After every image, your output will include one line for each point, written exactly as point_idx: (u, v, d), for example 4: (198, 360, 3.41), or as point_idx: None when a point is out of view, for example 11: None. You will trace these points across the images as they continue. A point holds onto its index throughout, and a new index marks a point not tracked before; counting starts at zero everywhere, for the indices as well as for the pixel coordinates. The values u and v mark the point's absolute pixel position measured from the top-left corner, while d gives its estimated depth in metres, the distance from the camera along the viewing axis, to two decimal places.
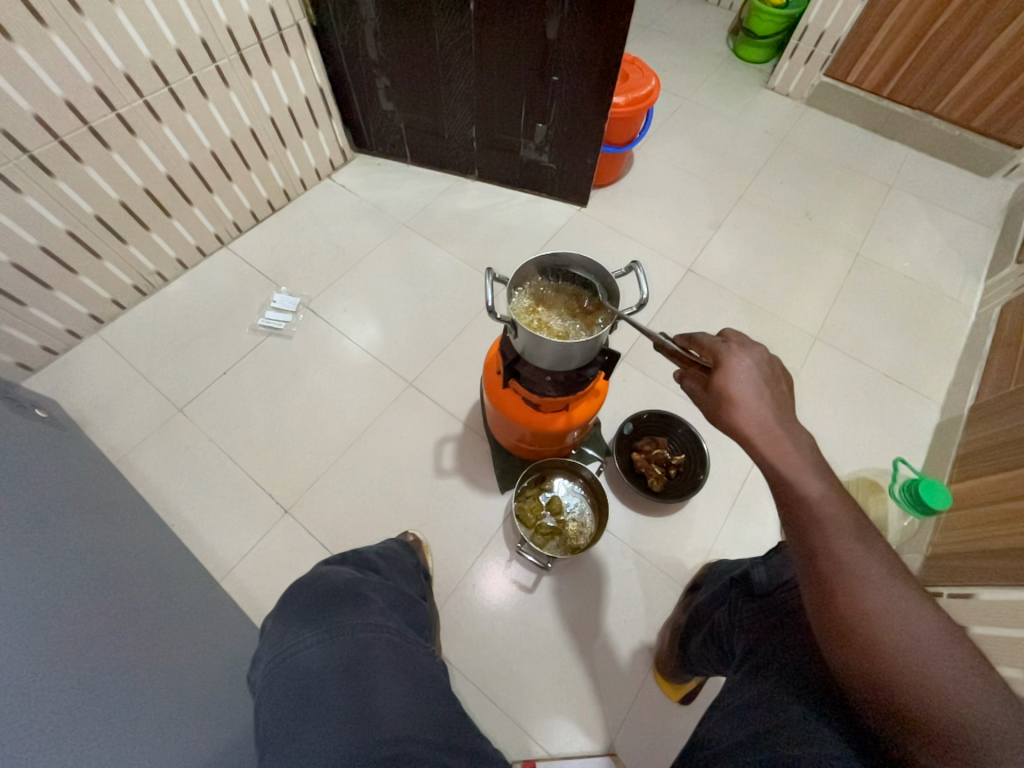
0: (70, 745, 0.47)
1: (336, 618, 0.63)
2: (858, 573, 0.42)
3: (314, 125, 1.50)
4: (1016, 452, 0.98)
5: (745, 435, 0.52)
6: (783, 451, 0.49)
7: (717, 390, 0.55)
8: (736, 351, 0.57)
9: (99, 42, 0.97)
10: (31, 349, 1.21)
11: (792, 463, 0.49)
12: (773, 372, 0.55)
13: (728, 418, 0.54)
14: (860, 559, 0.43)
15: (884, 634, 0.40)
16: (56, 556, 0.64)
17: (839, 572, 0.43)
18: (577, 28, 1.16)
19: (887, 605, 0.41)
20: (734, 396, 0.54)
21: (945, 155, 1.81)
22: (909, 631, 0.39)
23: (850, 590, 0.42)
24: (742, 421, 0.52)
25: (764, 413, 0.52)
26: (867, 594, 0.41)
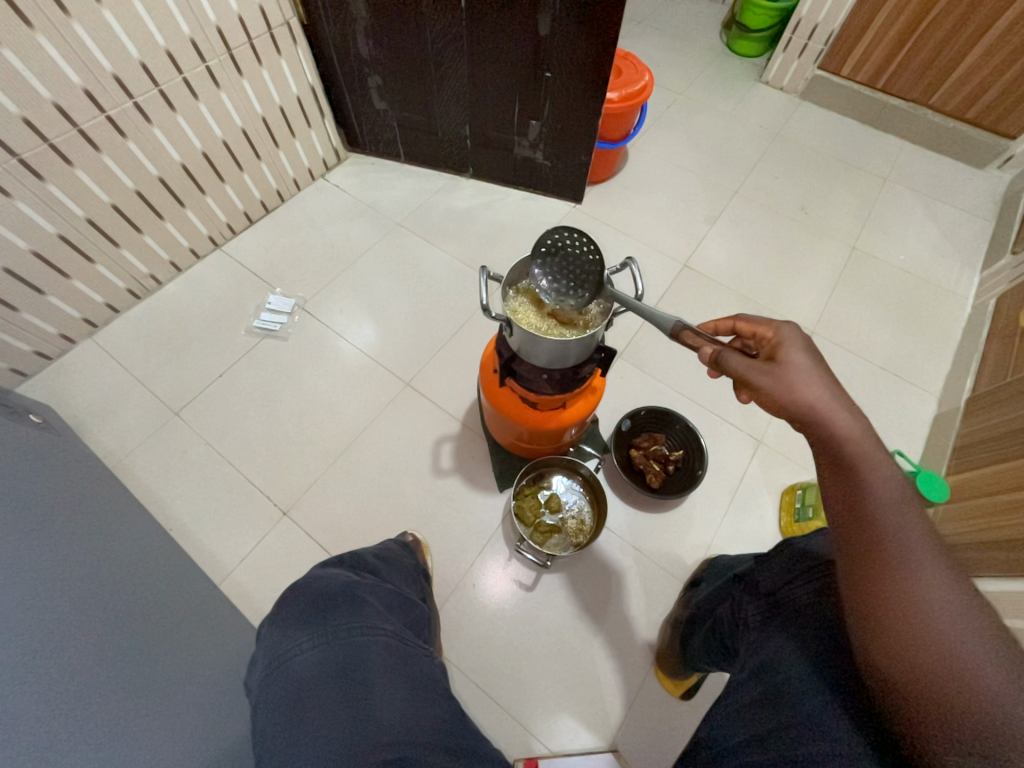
0: (71, 751, 0.47)
1: (331, 622, 0.62)
2: (919, 553, 0.41)
3: (306, 125, 1.49)
4: (1013, 444, 0.98)
5: (816, 407, 0.50)
6: (856, 425, 0.48)
7: (787, 362, 0.54)
8: (799, 332, 0.57)
9: (87, 43, 0.96)
10: (25, 354, 1.21)
11: (862, 439, 0.47)
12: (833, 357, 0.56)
13: (797, 389, 0.51)
14: (925, 541, 0.41)
15: (941, 619, 0.38)
16: (52, 562, 0.64)
17: (900, 551, 0.41)
18: (569, 23, 1.15)
19: (946, 590, 0.39)
20: (805, 369, 0.53)
21: (939, 147, 1.81)
22: (967, 619, 0.38)
23: (909, 570, 0.41)
24: (813, 393, 0.50)
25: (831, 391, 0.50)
26: (927, 576, 0.40)
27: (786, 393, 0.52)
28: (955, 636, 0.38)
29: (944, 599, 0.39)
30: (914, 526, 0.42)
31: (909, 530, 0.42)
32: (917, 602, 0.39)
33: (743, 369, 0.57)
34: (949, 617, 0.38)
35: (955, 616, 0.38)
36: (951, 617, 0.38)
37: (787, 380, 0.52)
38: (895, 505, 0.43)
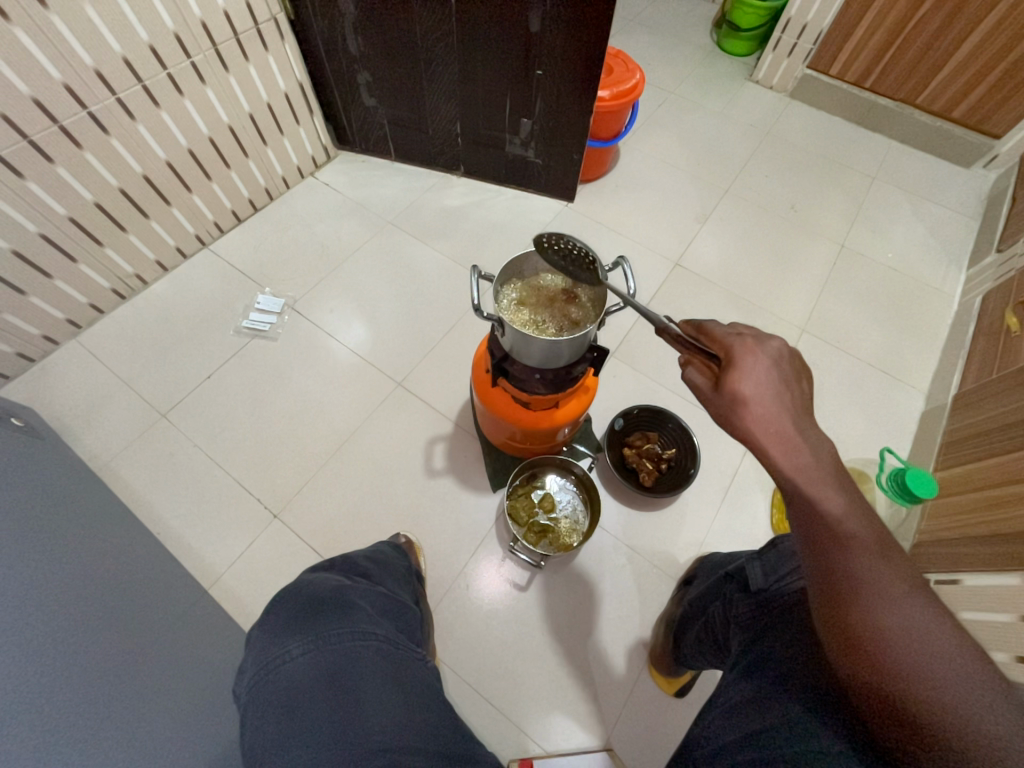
0: (64, 759, 0.47)
1: (321, 628, 0.61)
2: (868, 579, 0.41)
3: (295, 122, 1.48)
4: (1000, 440, 0.99)
5: (757, 438, 0.50)
6: (796, 455, 0.47)
7: (729, 388, 0.53)
8: (751, 350, 0.54)
9: (67, 37, 0.94)
10: (7, 356, 1.18)
11: (805, 470, 0.47)
12: (789, 372, 0.54)
13: (748, 418, 0.51)
14: (874, 566, 0.42)
15: (895, 640, 0.39)
16: (37, 569, 0.62)
17: (849, 576, 0.42)
18: (561, 20, 1.14)
19: (899, 615, 0.40)
20: (746, 396, 0.51)
21: (926, 146, 1.83)
22: (921, 639, 0.38)
23: (860, 596, 0.41)
24: (763, 423, 0.50)
25: (781, 418, 0.50)
26: (883, 603, 0.40)
27: (729, 423, 0.52)
28: (909, 657, 0.38)
29: (897, 620, 0.39)
30: (860, 552, 0.43)
31: (857, 557, 0.42)
32: (869, 627, 0.40)
33: (698, 388, 0.57)
34: (904, 639, 0.39)
35: (910, 638, 0.39)
36: (904, 640, 0.39)
37: (729, 409, 0.53)
38: (849, 535, 0.43)
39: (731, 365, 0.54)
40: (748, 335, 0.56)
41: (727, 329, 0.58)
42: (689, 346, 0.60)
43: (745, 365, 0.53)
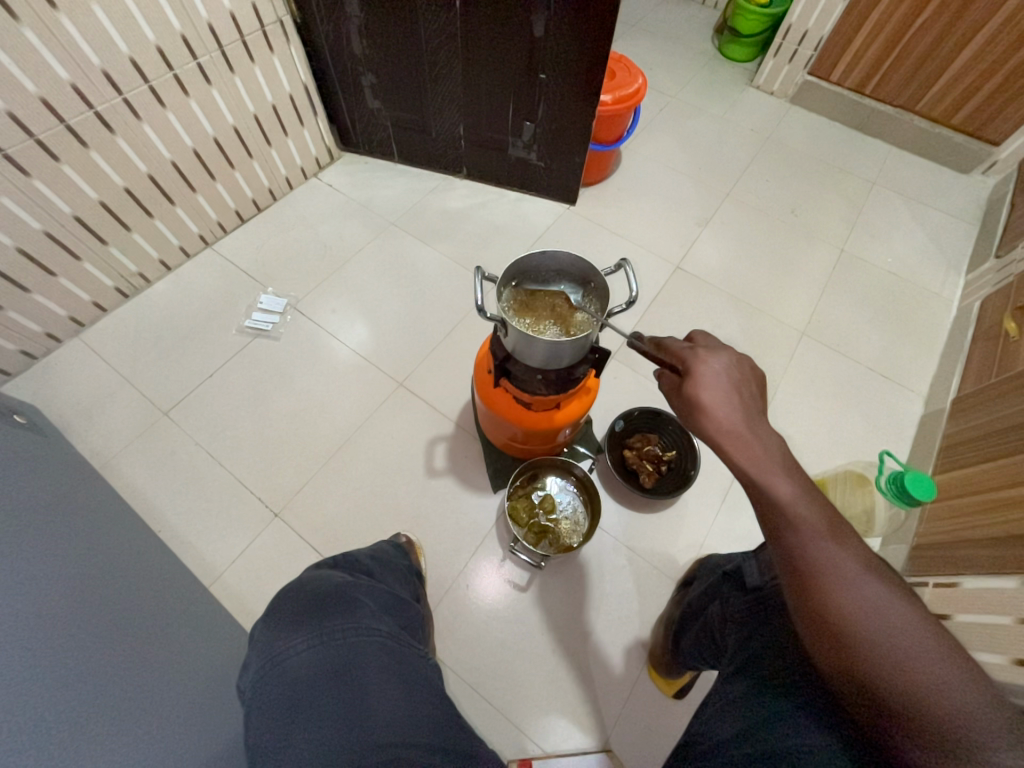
0: (69, 755, 0.47)
1: (325, 623, 0.62)
2: (831, 565, 0.42)
3: (299, 124, 1.48)
4: (999, 444, 0.99)
5: (716, 438, 0.51)
6: (752, 450, 0.48)
7: (687, 396, 0.54)
8: (703, 357, 0.56)
9: (74, 37, 0.95)
10: (9, 353, 1.18)
11: (761, 464, 0.47)
12: (742, 375, 0.54)
13: (705, 419, 0.52)
14: (834, 551, 0.42)
15: (864, 625, 0.39)
16: (38, 566, 0.62)
17: (812, 564, 0.43)
18: (565, 24, 1.15)
19: (862, 597, 0.40)
20: (701, 402, 0.53)
21: (925, 152, 1.84)
22: (887, 621, 0.39)
23: (824, 583, 0.42)
24: (719, 424, 0.51)
25: (733, 418, 0.51)
26: (846, 588, 0.41)
27: (692, 429, 0.53)
28: (879, 640, 0.39)
29: (863, 604, 0.40)
30: (819, 539, 0.43)
31: (816, 545, 0.43)
32: (836, 613, 0.41)
33: (667, 399, 0.59)
34: (871, 622, 0.39)
35: (877, 620, 0.39)
36: (872, 624, 0.39)
37: (691, 416, 0.54)
38: (806, 523, 0.44)
39: (688, 373, 0.55)
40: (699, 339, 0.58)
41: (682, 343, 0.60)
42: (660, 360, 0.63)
43: (699, 371, 0.55)
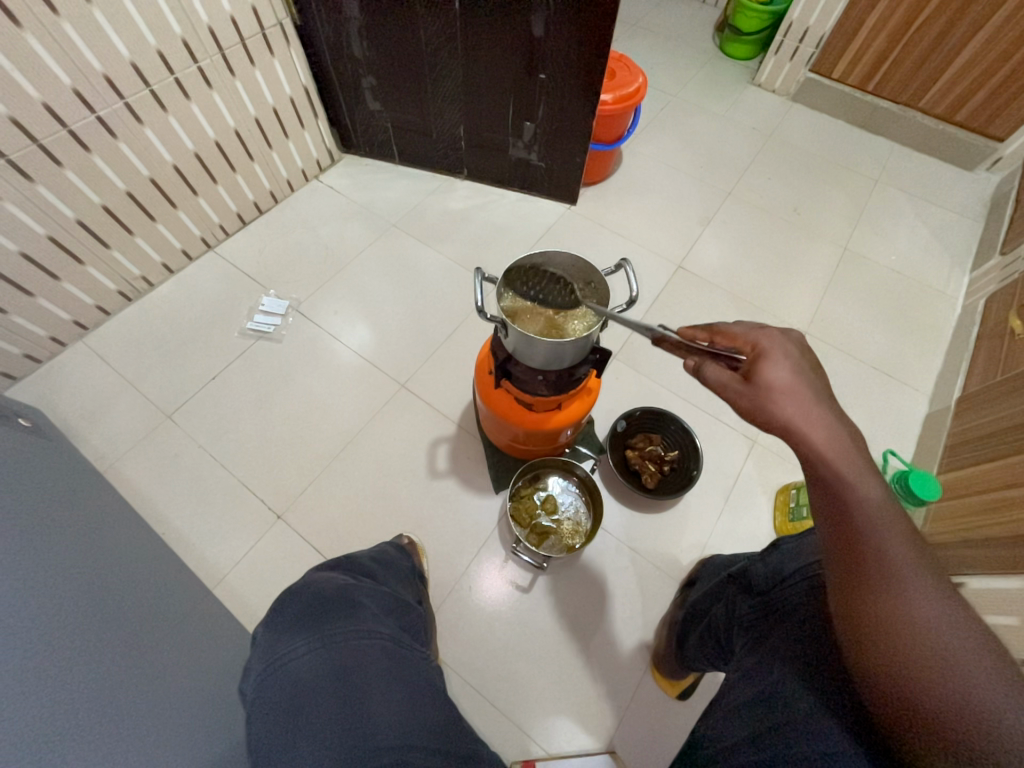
0: (73, 755, 0.48)
1: (326, 626, 0.62)
2: (904, 570, 0.40)
3: (300, 126, 1.49)
4: (1005, 442, 0.98)
5: (792, 426, 0.49)
6: (833, 444, 0.46)
7: (761, 378, 0.52)
8: (775, 338, 0.54)
9: (76, 42, 0.95)
10: (14, 357, 1.19)
11: (845, 457, 0.45)
12: (815, 361, 0.53)
13: (778, 404, 0.50)
14: (912, 557, 0.41)
15: (921, 634, 0.38)
16: (41, 568, 0.63)
17: (883, 566, 0.41)
18: (564, 24, 1.15)
19: (926, 608, 0.39)
20: (778, 387, 0.50)
21: (928, 149, 1.83)
22: (953, 635, 0.38)
23: (893, 585, 0.40)
24: (795, 409, 0.49)
25: (811, 403, 0.49)
26: (909, 595, 0.40)
27: (762, 412, 0.51)
28: (941, 652, 0.37)
29: (931, 613, 0.39)
30: (894, 541, 0.41)
31: (893, 544, 0.41)
32: (894, 618, 0.39)
33: (720, 384, 0.55)
34: (936, 633, 0.38)
35: (941, 632, 0.38)
36: (937, 634, 0.38)
37: (762, 399, 0.51)
38: (880, 523, 0.42)
39: (761, 358, 0.53)
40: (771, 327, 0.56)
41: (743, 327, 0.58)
42: (692, 350, 0.60)
43: (773, 353, 0.53)
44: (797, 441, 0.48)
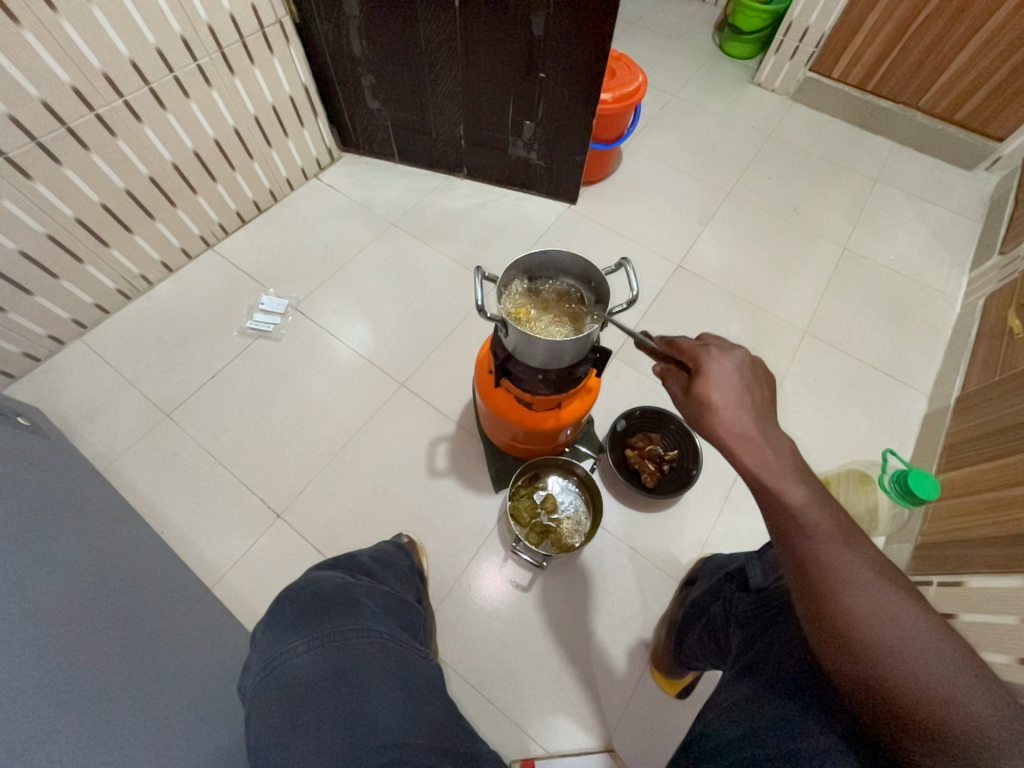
0: (71, 752, 0.48)
1: (324, 624, 0.62)
2: (842, 569, 0.42)
3: (300, 125, 1.49)
4: (1004, 442, 0.99)
5: (723, 441, 0.51)
6: (761, 458, 0.48)
7: (697, 393, 0.54)
8: (718, 357, 0.56)
9: (74, 40, 0.95)
10: (13, 355, 1.19)
11: (770, 468, 0.48)
12: (755, 379, 0.54)
13: (710, 421, 0.52)
14: (844, 554, 0.43)
15: (873, 628, 0.39)
16: (39, 567, 0.62)
17: (823, 569, 0.43)
18: (564, 23, 1.15)
19: (872, 602, 0.40)
20: (713, 402, 0.53)
21: (927, 149, 1.83)
22: (898, 626, 0.39)
23: (836, 586, 0.42)
24: (724, 426, 0.51)
25: (742, 420, 0.51)
26: (854, 593, 0.41)
27: (701, 427, 0.53)
28: (890, 645, 0.38)
29: (874, 608, 0.40)
30: (829, 541, 0.43)
31: (828, 546, 0.43)
32: (846, 617, 0.40)
33: (675, 398, 0.58)
34: (880, 627, 0.39)
35: (887, 625, 0.39)
36: (882, 628, 0.39)
37: (698, 414, 0.54)
38: (814, 527, 0.44)
39: (699, 372, 0.56)
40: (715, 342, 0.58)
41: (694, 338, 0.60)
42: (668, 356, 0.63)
43: (712, 372, 0.55)
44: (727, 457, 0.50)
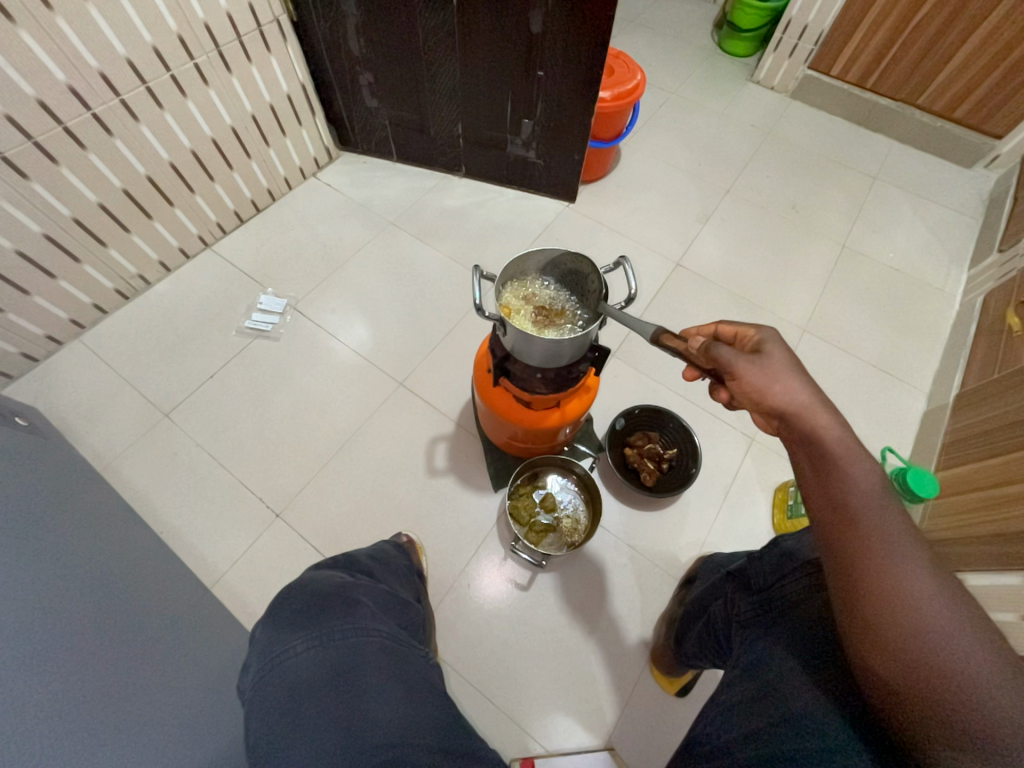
0: (70, 752, 0.48)
1: (323, 624, 0.62)
2: (904, 542, 0.42)
3: (297, 124, 1.48)
4: (1002, 439, 0.99)
5: (796, 402, 0.51)
6: (835, 426, 0.49)
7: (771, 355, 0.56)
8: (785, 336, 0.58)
9: (71, 39, 0.95)
10: (11, 356, 1.19)
11: (844, 437, 0.49)
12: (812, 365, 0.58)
13: (782, 382, 0.53)
14: (904, 535, 0.43)
15: (923, 608, 0.39)
16: (38, 567, 0.62)
17: (886, 538, 0.43)
18: (562, 21, 1.15)
19: (925, 584, 0.40)
20: (786, 363, 0.54)
21: (926, 147, 1.83)
22: (951, 605, 0.39)
23: (895, 556, 0.42)
24: (798, 388, 0.52)
25: (814, 384, 0.52)
26: (909, 571, 0.41)
27: (770, 383, 0.53)
28: (942, 622, 0.39)
29: (929, 585, 0.40)
30: (891, 521, 0.43)
31: (889, 524, 0.43)
32: (896, 592, 0.40)
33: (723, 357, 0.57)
34: (934, 603, 0.39)
35: (941, 603, 0.39)
36: (931, 609, 0.39)
37: (770, 374, 0.54)
38: (879, 503, 0.44)
39: (768, 341, 0.57)
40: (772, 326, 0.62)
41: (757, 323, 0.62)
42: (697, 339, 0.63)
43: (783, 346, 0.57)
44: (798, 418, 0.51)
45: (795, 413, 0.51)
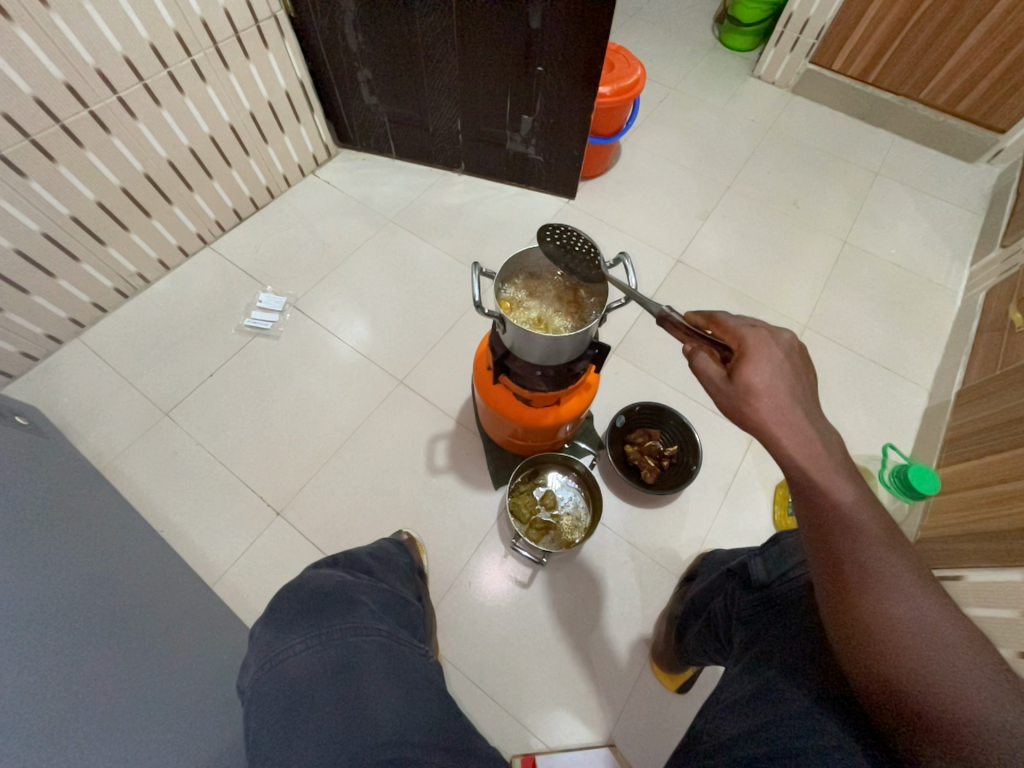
0: (75, 748, 0.48)
1: (324, 622, 0.62)
2: (877, 566, 0.42)
3: (296, 120, 1.48)
4: (1005, 435, 0.98)
5: (767, 427, 0.51)
6: (808, 450, 0.48)
7: (741, 379, 0.53)
8: (766, 341, 0.55)
9: (67, 36, 0.94)
10: (11, 355, 1.19)
11: (815, 461, 0.48)
12: (799, 363, 0.55)
13: (755, 406, 0.52)
14: (883, 555, 0.43)
15: (904, 631, 0.39)
16: (38, 565, 0.62)
17: (858, 564, 0.43)
18: (561, 15, 1.14)
19: (907, 607, 0.40)
20: (757, 388, 0.52)
21: (928, 141, 1.82)
22: (929, 630, 0.39)
23: (867, 584, 0.42)
24: (768, 412, 0.51)
25: (785, 404, 0.51)
26: (890, 595, 0.41)
27: (740, 413, 0.53)
28: (917, 648, 0.39)
29: (905, 610, 0.40)
30: (870, 541, 0.43)
31: (868, 546, 0.43)
32: (878, 617, 0.41)
33: (707, 377, 0.57)
34: (912, 628, 0.39)
35: (917, 629, 0.39)
36: (915, 632, 0.39)
37: (741, 399, 0.53)
38: (857, 526, 0.44)
39: (745, 358, 0.55)
40: (763, 327, 0.57)
41: (738, 320, 0.59)
42: (694, 335, 0.61)
43: (759, 357, 0.54)
44: (771, 444, 0.50)
45: (770, 440, 0.51)
